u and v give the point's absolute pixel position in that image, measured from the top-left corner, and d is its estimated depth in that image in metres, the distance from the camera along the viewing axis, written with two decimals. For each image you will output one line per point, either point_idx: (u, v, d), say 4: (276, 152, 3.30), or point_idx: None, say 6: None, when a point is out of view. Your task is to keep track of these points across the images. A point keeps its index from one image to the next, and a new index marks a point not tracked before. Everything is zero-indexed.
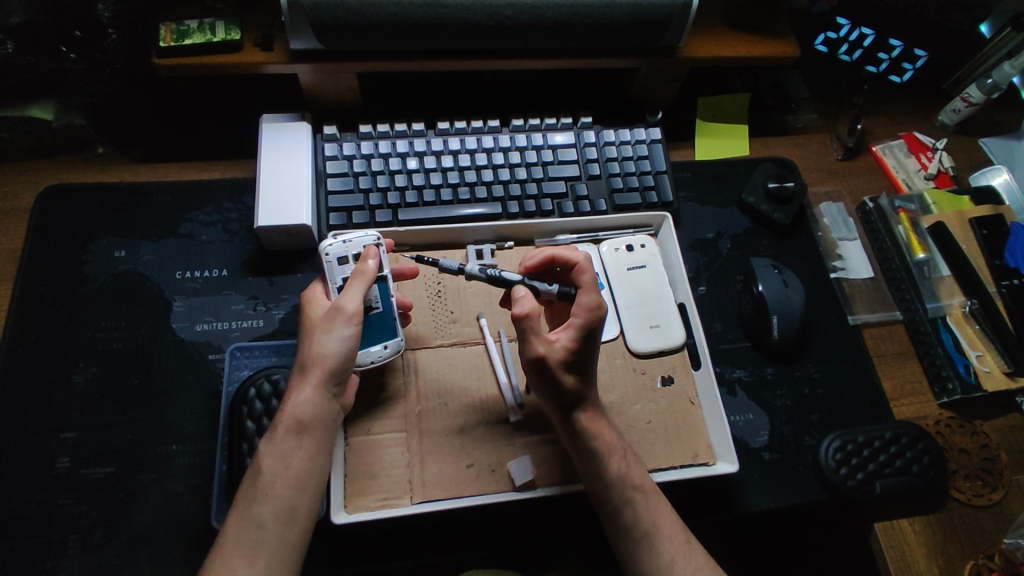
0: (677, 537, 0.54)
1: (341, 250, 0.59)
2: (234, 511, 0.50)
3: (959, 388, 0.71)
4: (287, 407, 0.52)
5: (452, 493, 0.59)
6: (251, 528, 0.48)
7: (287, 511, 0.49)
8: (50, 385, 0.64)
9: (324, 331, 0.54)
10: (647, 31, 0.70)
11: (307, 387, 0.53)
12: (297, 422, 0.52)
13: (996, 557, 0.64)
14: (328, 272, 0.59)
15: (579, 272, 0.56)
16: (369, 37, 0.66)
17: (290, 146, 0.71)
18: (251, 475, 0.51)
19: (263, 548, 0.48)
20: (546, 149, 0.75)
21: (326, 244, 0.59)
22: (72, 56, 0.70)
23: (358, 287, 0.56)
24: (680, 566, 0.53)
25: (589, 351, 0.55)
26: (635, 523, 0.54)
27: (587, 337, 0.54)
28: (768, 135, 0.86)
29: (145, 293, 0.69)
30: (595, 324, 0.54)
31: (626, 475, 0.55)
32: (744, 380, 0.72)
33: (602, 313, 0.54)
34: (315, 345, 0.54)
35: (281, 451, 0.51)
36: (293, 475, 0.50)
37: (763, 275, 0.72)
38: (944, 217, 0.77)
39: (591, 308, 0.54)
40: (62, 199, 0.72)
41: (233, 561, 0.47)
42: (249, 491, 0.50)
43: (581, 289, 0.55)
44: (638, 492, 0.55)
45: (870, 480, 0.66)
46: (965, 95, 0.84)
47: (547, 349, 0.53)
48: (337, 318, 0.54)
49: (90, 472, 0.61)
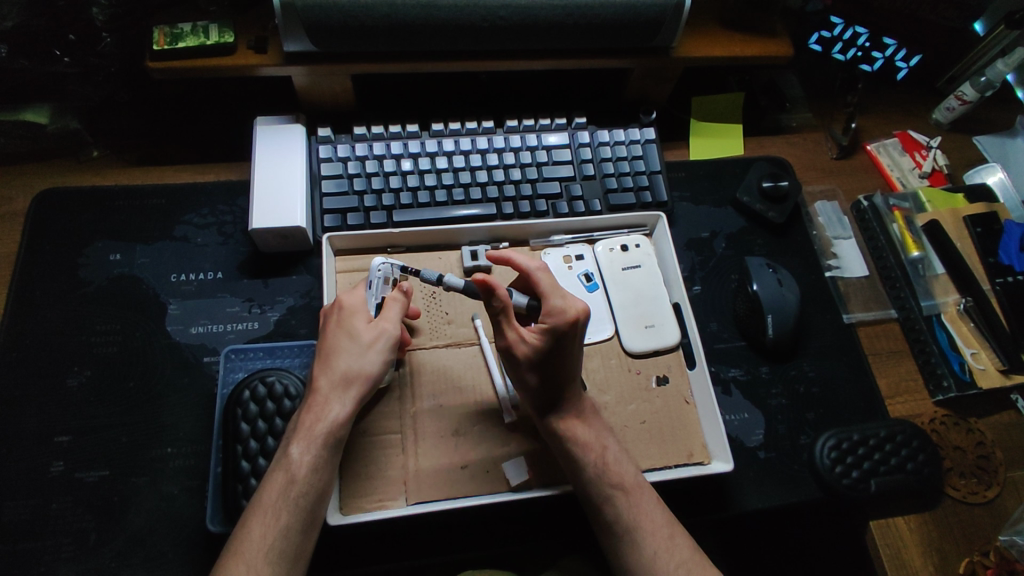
0: (660, 532, 0.54)
1: (390, 272, 0.63)
2: (257, 516, 0.51)
3: (954, 386, 0.71)
4: (329, 420, 0.54)
5: (446, 494, 0.59)
6: (278, 536, 0.50)
7: (312, 522, 0.52)
8: (45, 388, 0.64)
9: (371, 350, 0.56)
10: (640, 31, 0.70)
11: (350, 405, 0.55)
12: (338, 437, 0.54)
13: (991, 555, 0.64)
14: (371, 285, 0.62)
15: (536, 282, 0.57)
16: (362, 39, 0.66)
17: (284, 148, 0.71)
18: (281, 482, 0.52)
19: (287, 555, 0.50)
20: (540, 149, 0.75)
21: (379, 262, 0.63)
22: (66, 59, 0.72)
23: (398, 311, 0.59)
24: (663, 561, 0.53)
25: (560, 356, 0.55)
26: (616, 519, 0.54)
27: (554, 341, 0.54)
28: (763, 135, 0.86)
29: (141, 296, 0.69)
30: (562, 328, 0.54)
31: (603, 472, 0.55)
32: (738, 379, 0.72)
33: (568, 317, 0.54)
34: (361, 364, 0.56)
35: (319, 463, 0.53)
36: (321, 489, 0.52)
37: (757, 275, 0.72)
38: (938, 215, 0.78)
39: (557, 312, 0.54)
40: (56, 203, 0.72)
41: (259, 567, 0.49)
42: (279, 498, 0.51)
43: (547, 296, 0.56)
44: (618, 489, 0.55)
45: (864, 479, 0.67)
46: (959, 93, 0.85)
47: (514, 340, 0.55)
48: (383, 341, 0.57)
49: (85, 476, 0.61)
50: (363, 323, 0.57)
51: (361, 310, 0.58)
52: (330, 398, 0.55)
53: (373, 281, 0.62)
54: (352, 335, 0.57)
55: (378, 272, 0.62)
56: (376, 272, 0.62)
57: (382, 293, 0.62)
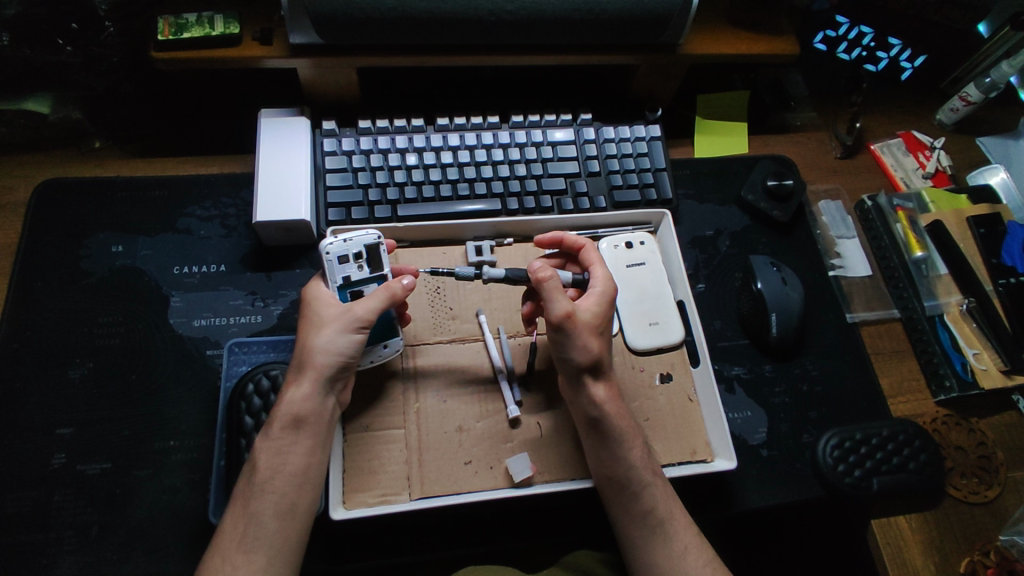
0: (688, 528, 0.56)
1: (342, 249, 0.59)
2: (232, 508, 0.52)
3: (957, 386, 0.71)
4: (287, 402, 0.54)
5: (451, 489, 0.59)
6: (250, 525, 0.50)
7: (286, 508, 0.51)
8: (47, 380, 0.64)
9: (333, 333, 0.55)
10: (648, 28, 0.70)
11: (306, 386, 0.54)
12: (295, 418, 0.53)
13: (991, 554, 0.64)
14: (328, 271, 0.59)
15: (586, 252, 0.64)
16: (370, 33, 0.66)
17: (288, 141, 0.70)
18: (247, 472, 0.53)
19: (263, 543, 0.50)
20: (546, 145, 0.75)
21: (328, 242, 0.59)
22: (68, 49, 0.70)
23: (376, 295, 0.56)
24: (692, 557, 0.54)
25: (610, 319, 0.59)
26: (651, 510, 0.55)
27: (609, 303, 0.59)
28: (768, 133, 0.86)
29: (144, 289, 0.69)
30: (609, 291, 0.60)
31: (648, 459, 0.56)
32: (742, 377, 0.72)
33: (611, 283, 0.60)
34: (321, 346, 0.55)
35: (280, 448, 0.53)
36: (291, 473, 0.52)
37: (762, 273, 0.72)
38: (941, 216, 0.78)
39: (605, 278, 0.61)
40: (57, 193, 0.71)
41: (235, 559, 0.49)
42: (246, 486, 0.52)
43: (591, 266, 0.62)
44: (657, 477, 0.56)
45: (867, 477, 0.67)
46: (963, 95, 0.85)
47: (570, 309, 0.55)
48: (347, 323, 0.55)
49: (87, 468, 0.61)
50: (328, 308, 0.57)
51: (326, 297, 0.58)
52: (291, 381, 0.55)
53: (329, 263, 0.59)
54: (314, 321, 0.56)
55: (329, 252, 0.59)
56: (326, 254, 0.59)
57: (347, 271, 0.60)
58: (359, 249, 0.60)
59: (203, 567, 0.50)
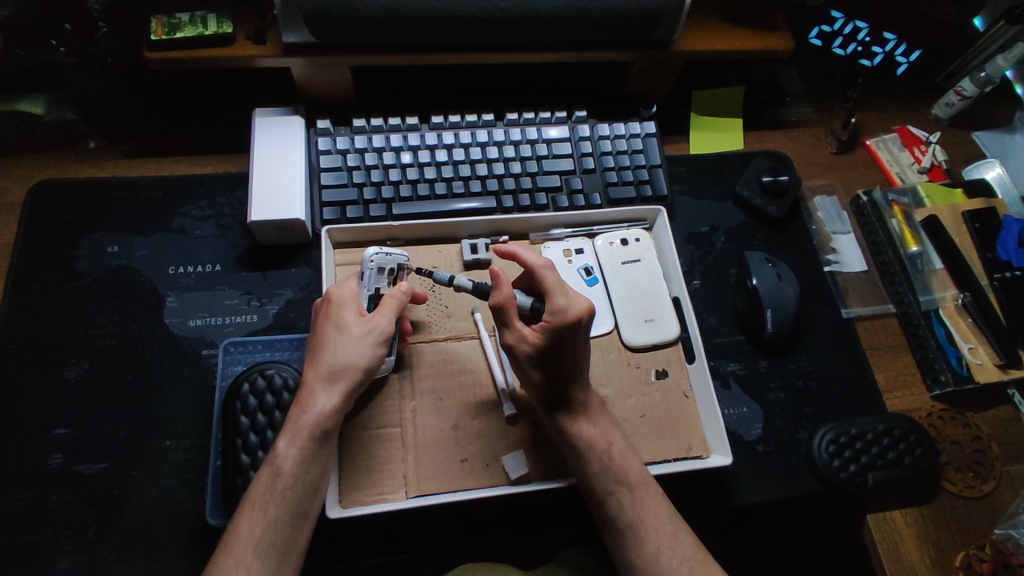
0: (663, 528, 0.54)
1: (385, 261, 0.61)
2: (246, 510, 0.51)
3: (952, 380, 0.71)
4: (314, 412, 0.53)
5: (445, 487, 0.59)
6: (265, 529, 0.50)
7: (301, 514, 0.51)
8: (43, 381, 0.64)
9: (363, 345, 0.55)
10: (640, 25, 0.70)
11: (336, 397, 0.54)
12: (323, 429, 0.53)
13: (987, 548, 0.65)
14: (364, 277, 0.60)
15: (539, 278, 0.56)
16: (364, 32, 0.66)
17: (282, 140, 0.70)
18: (267, 475, 0.52)
19: (278, 549, 0.50)
20: (540, 143, 0.75)
21: (373, 252, 0.60)
22: (62, 49, 0.70)
23: (392, 307, 0.57)
24: (666, 558, 0.53)
25: (562, 352, 0.55)
26: (619, 515, 0.55)
27: (555, 340, 0.54)
28: (762, 129, 0.86)
29: (140, 288, 0.69)
30: (563, 329, 0.53)
31: (609, 468, 0.56)
32: (738, 373, 0.72)
33: (569, 320, 0.53)
34: (351, 356, 0.54)
35: (305, 456, 0.52)
36: (311, 481, 0.52)
37: (757, 270, 0.72)
38: (937, 211, 0.78)
39: (557, 313, 0.53)
40: (53, 195, 0.71)
41: (249, 561, 0.49)
42: (264, 492, 0.51)
43: (547, 293, 0.55)
44: (621, 485, 0.55)
45: (863, 472, 0.67)
46: (959, 89, 0.84)
47: (516, 341, 0.55)
48: (375, 334, 0.56)
49: (83, 468, 0.61)
50: (354, 316, 0.56)
51: (351, 303, 0.57)
52: (316, 390, 0.54)
53: (366, 272, 0.60)
54: (338, 328, 0.55)
55: (371, 262, 0.60)
56: (369, 263, 0.60)
57: (380, 282, 0.61)
58: (395, 265, 0.62)
59: (214, 569, 0.49)
